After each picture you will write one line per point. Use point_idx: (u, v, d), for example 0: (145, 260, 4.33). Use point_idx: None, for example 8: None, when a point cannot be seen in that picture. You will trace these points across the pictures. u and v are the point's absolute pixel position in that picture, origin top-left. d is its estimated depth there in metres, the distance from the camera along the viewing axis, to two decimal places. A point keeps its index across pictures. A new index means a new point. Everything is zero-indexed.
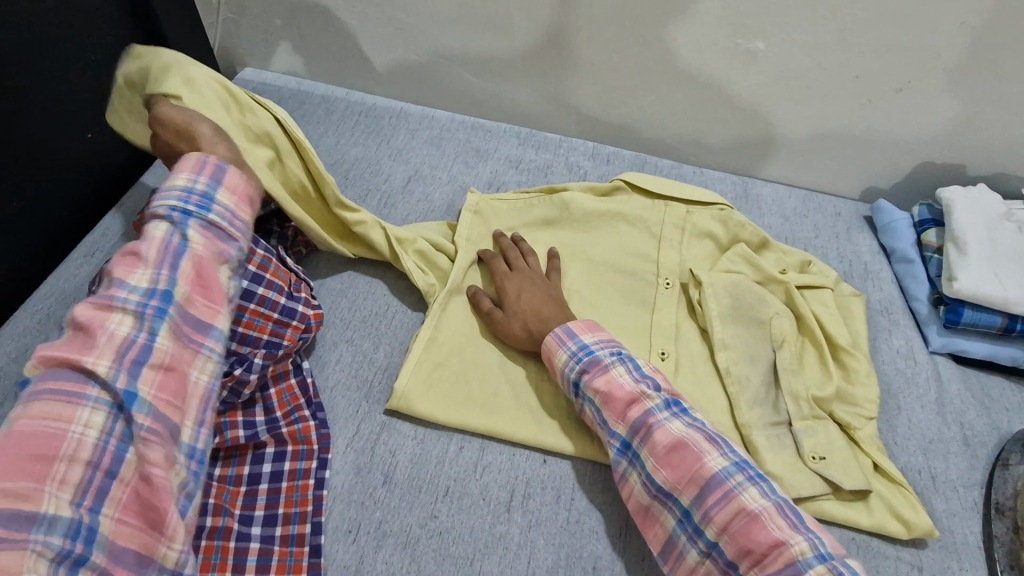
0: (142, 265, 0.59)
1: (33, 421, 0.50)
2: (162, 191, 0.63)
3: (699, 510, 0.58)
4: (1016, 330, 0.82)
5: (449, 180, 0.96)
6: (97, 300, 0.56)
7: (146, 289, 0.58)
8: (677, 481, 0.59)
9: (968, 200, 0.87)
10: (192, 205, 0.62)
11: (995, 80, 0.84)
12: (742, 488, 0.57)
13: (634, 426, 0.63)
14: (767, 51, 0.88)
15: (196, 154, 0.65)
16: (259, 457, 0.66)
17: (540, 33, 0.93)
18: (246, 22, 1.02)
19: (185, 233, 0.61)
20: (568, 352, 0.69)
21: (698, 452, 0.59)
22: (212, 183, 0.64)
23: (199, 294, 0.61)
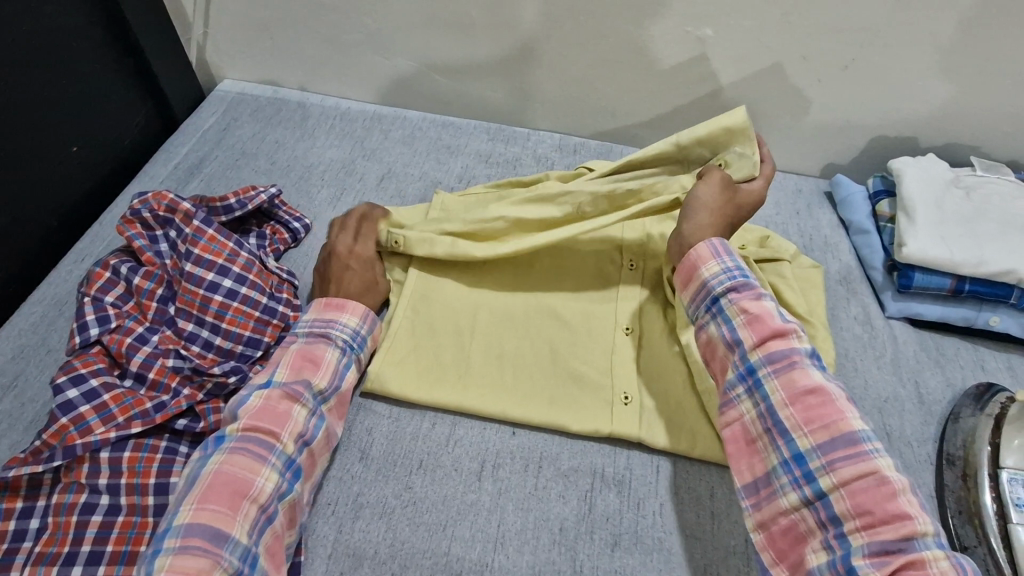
0: (318, 373, 0.67)
1: (232, 469, 0.57)
2: (346, 324, 0.72)
3: (821, 457, 0.56)
4: (965, 291, 0.85)
5: (420, 176, 1.01)
6: (289, 391, 0.64)
7: (314, 395, 0.66)
8: (806, 422, 0.57)
9: (916, 169, 0.90)
10: (356, 344, 0.72)
11: (931, 54, 0.89)
12: (879, 454, 0.54)
13: (775, 356, 0.61)
14: (716, 37, 0.92)
15: (360, 303, 0.74)
16: None
17: (499, 30, 0.97)
18: (222, 37, 1.06)
19: (348, 359, 0.71)
20: (719, 266, 0.68)
21: (839, 406, 0.57)
22: (370, 333, 0.74)
23: (338, 409, 0.69)
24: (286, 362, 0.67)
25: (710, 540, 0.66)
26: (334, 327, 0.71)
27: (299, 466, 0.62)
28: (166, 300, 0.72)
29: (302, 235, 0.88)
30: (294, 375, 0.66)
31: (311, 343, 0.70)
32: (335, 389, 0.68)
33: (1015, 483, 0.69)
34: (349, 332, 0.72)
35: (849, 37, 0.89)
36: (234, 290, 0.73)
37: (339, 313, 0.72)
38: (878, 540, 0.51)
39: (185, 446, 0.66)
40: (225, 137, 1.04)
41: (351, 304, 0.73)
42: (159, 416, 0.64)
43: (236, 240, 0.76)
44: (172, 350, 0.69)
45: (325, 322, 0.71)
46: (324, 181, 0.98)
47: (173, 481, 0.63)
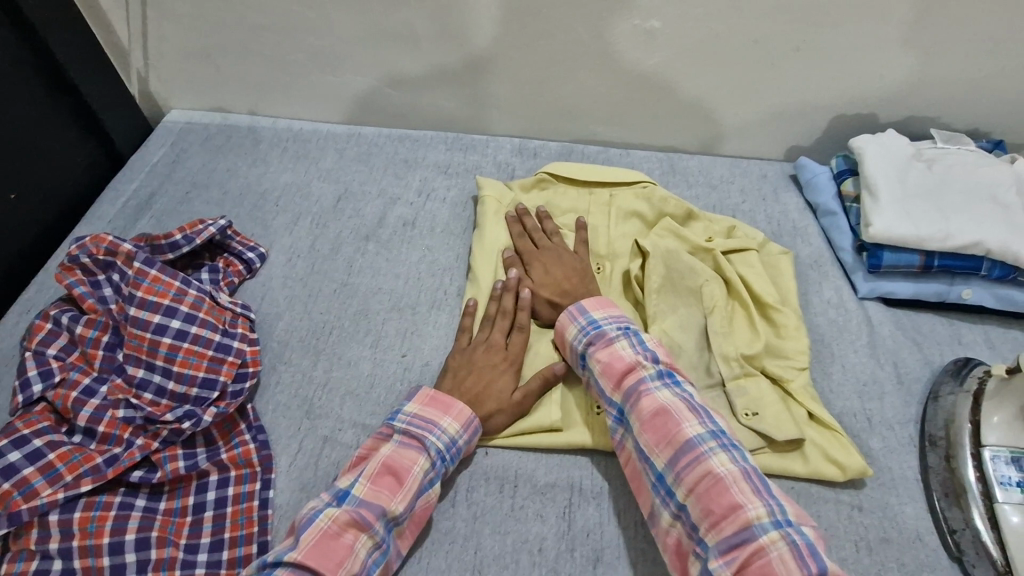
0: (396, 495, 0.60)
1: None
2: (445, 431, 0.65)
3: (672, 472, 0.60)
4: (935, 267, 0.83)
5: (378, 193, 0.98)
6: (358, 518, 0.58)
7: (387, 521, 0.59)
8: (656, 443, 0.61)
9: (876, 146, 0.89)
10: (445, 457, 0.64)
11: (883, 27, 0.88)
12: (712, 452, 0.59)
13: (627, 392, 0.65)
14: (664, 28, 0.90)
15: (467, 407, 0.67)
16: (203, 486, 0.66)
17: (443, 37, 0.94)
18: (162, 66, 1.03)
19: (433, 479, 0.63)
20: (579, 327, 0.73)
21: (677, 419, 0.62)
22: (466, 443, 0.66)
23: (410, 530, 0.62)
24: (369, 474, 0.61)
25: None
26: (432, 433, 0.64)
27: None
28: (113, 347, 0.69)
29: (257, 265, 0.86)
30: (373, 493, 0.60)
31: (403, 448, 0.63)
32: (409, 512, 0.61)
33: (998, 461, 0.67)
34: (446, 440, 0.65)
35: (798, 18, 0.87)
36: (184, 330, 0.70)
37: (442, 415, 0.66)
38: (724, 537, 0.55)
39: (142, 499, 0.63)
40: (175, 169, 1.01)
41: (457, 408, 0.66)
42: (110, 471, 0.62)
43: (183, 278, 0.72)
44: (122, 400, 0.66)
45: (425, 424, 0.65)
46: (279, 207, 0.95)
47: (128, 538, 0.59)
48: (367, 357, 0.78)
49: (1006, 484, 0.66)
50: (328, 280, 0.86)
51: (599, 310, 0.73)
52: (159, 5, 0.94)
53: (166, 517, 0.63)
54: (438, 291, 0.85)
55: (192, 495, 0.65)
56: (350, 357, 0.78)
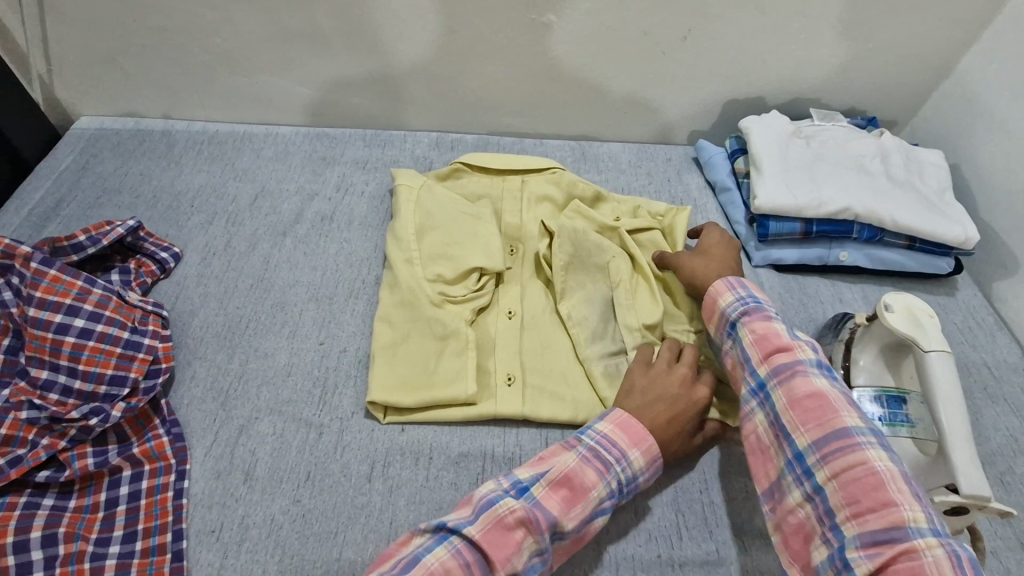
0: (568, 510, 0.60)
1: None
2: (631, 464, 0.64)
3: (816, 455, 0.58)
4: (815, 233, 0.91)
5: (296, 191, 0.99)
6: (529, 517, 0.57)
7: (552, 533, 0.59)
8: (803, 423, 0.60)
9: (761, 125, 0.97)
10: (618, 489, 0.63)
11: (757, 16, 0.95)
12: (872, 446, 0.57)
13: (777, 368, 0.64)
14: (560, 22, 0.95)
15: (655, 443, 0.66)
16: (115, 481, 0.66)
17: (350, 36, 0.97)
18: (66, 71, 1.02)
19: (606, 507, 0.62)
20: (733, 295, 0.72)
21: (836, 406, 0.60)
22: (640, 479, 0.64)
23: (565, 549, 0.61)
24: (551, 478, 0.61)
25: None
26: (615, 463, 0.63)
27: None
28: (16, 351, 0.69)
29: (171, 265, 0.86)
30: (553, 501, 0.60)
31: (587, 464, 0.62)
32: (575, 532, 0.60)
33: (863, 399, 0.73)
34: (628, 474, 0.64)
35: (681, 8, 0.94)
36: (89, 329, 0.70)
37: (631, 446, 0.64)
38: (869, 530, 0.53)
39: (50, 498, 0.63)
40: (84, 176, 0.99)
41: (647, 443, 0.65)
42: (14, 472, 0.62)
43: (87, 277, 0.72)
44: (25, 401, 0.66)
45: (617, 447, 0.64)
46: (194, 208, 0.96)
47: (34, 536, 0.59)
48: (284, 347, 0.79)
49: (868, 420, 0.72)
50: (244, 276, 0.87)
51: (754, 288, 0.73)
52: (55, 10, 0.93)
53: (75, 514, 0.63)
54: (355, 280, 0.88)
55: (104, 491, 0.65)
56: (267, 348, 0.79)
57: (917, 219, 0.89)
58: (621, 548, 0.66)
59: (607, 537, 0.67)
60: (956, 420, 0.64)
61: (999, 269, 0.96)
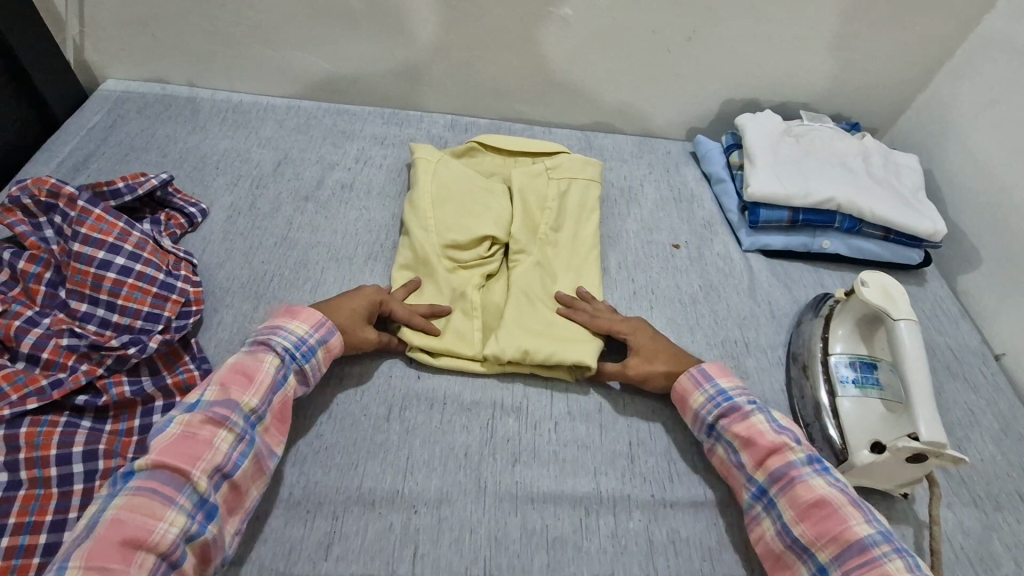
0: (249, 389, 0.64)
1: (132, 515, 0.54)
2: (291, 332, 0.69)
3: (840, 570, 0.61)
4: (801, 221, 0.99)
5: (318, 160, 1.04)
6: (211, 415, 0.61)
7: (245, 415, 0.63)
8: (817, 537, 0.63)
9: (756, 123, 1.05)
10: (299, 355, 0.69)
11: (757, 22, 1.03)
12: (888, 558, 0.59)
13: (774, 475, 0.67)
14: (576, 16, 1.02)
15: (316, 310, 0.73)
16: (149, 410, 0.70)
17: (377, 17, 1.02)
18: (99, 33, 1.05)
19: (286, 375, 0.68)
20: (706, 394, 0.74)
21: (842, 514, 0.63)
22: (320, 340, 0.71)
23: (275, 427, 0.66)
24: (217, 379, 0.64)
25: (598, 447, 0.75)
26: (277, 334, 0.69)
27: (215, 503, 0.59)
28: (55, 285, 0.73)
29: (198, 220, 0.90)
30: (222, 394, 0.63)
31: (249, 355, 0.67)
32: (266, 405, 0.65)
33: (840, 364, 0.81)
34: (294, 339, 0.69)
35: (688, 11, 1.01)
36: (128, 268, 0.74)
37: (288, 320, 0.70)
38: None
39: (87, 421, 0.67)
40: (112, 134, 1.03)
41: (303, 313, 0.71)
42: (56, 393, 0.65)
43: (127, 221, 0.76)
44: (65, 330, 0.70)
45: (271, 329, 0.70)
46: (219, 170, 1.00)
47: (76, 451, 0.63)
48: (307, 300, 0.84)
49: (845, 382, 0.79)
50: (268, 235, 0.91)
51: (724, 377, 0.75)
52: None
53: (112, 436, 0.67)
54: (374, 244, 0.93)
55: (138, 418, 0.69)
56: (290, 301, 0.84)
57: (893, 212, 0.97)
58: (619, 489, 0.72)
59: (606, 479, 0.73)
60: (918, 378, 0.71)
61: (964, 263, 1.05)
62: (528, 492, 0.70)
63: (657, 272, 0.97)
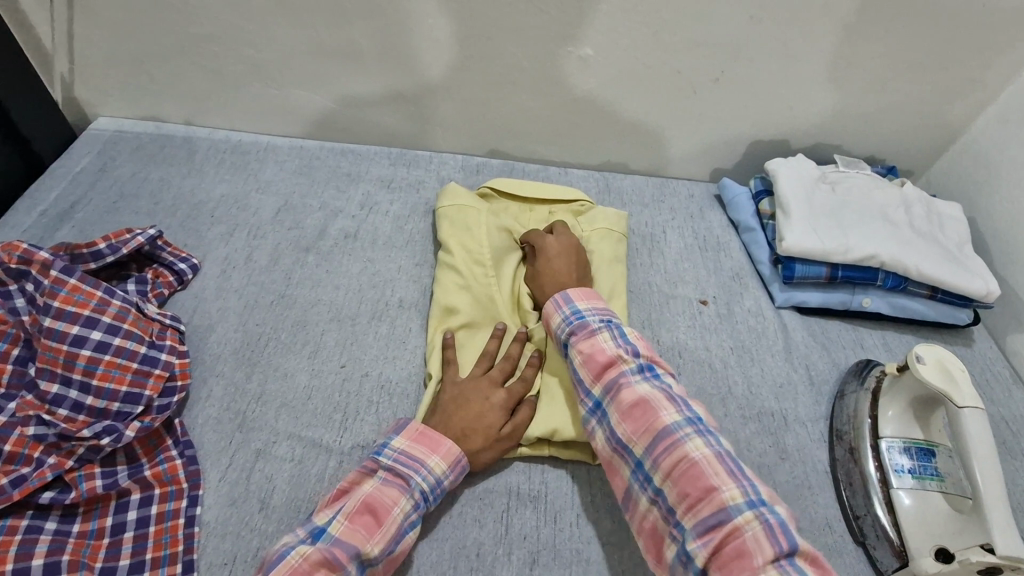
0: (375, 537, 0.57)
1: None
2: (433, 471, 0.63)
3: (648, 459, 0.60)
4: (840, 277, 0.91)
5: (319, 206, 0.97)
6: (331, 561, 0.54)
7: (361, 564, 0.56)
8: (634, 433, 0.62)
9: (789, 169, 0.98)
10: (429, 499, 0.62)
11: (790, 62, 0.97)
12: (688, 437, 0.58)
13: (608, 385, 0.66)
14: (596, 56, 0.95)
15: (457, 445, 0.65)
16: (123, 505, 0.63)
17: (385, 56, 0.96)
18: (90, 71, 0.99)
19: (414, 519, 0.61)
20: (563, 317, 0.73)
21: (656, 407, 0.61)
22: (452, 485, 0.64)
23: (382, 574, 0.59)
24: (349, 513, 0.58)
25: (626, 545, 0.67)
26: (419, 472, 0.62)
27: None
28: (24, 361, 0.66)
29: (189, 277, 0.84)
30: (351, 534, 0.57)
31: (385, 487, 0.61)
32: (387, 555, 0.58)
33: (893, 450, 0.73)
34: (432, 480, 0.63)
35: (717, 51, 0.95)
36: (106, 342, 0.67)
37: (430, 454, 0.63)
38: (701, 519, 0.54)
39: (53, 521, 0.60)
40: (101, 178, 0.97)
41: (447, 447, 0.64)
42: (17, 493, 0.58)
43: (106, 287, 0.70)
44: (33, 416, 0.62)
45: (411, 461, 0.63)
46: (214, 218, 0.93)
47: (35, 564, 0.55)
48: (304, 368, 0.76)
49: (899, 471, 0.72)
50: (264, 291, 0.84)
51: (584, 301, 0.73)
52: (88, 12, 0.92)
53: (80, 539, 0.60)
54: (378, 302, 0.85)
55: (111, 516, 0.62)
56: (286, 368, 0.76)
57: (940, 271, 0.90)
58: None
59: None
60: (991, 480, 0.64)
61: (1014, 322, 0.97)
62: None
63: (684, 330, 0.89)
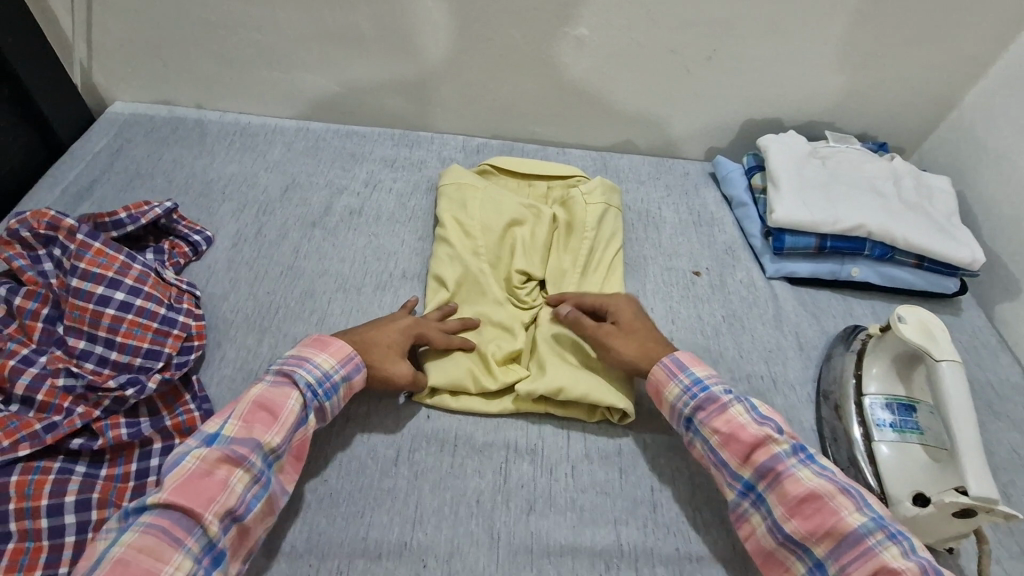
0: (273, 429, 0.61)
1: (139, 555, 0.51)
2: (319, 366, 0.66)
3: (835, 563, 0.59)
4: (828, 247, 0.94)
5: (326, 184, 1.01)
6: (231, 454, 0.58)
7: (265, 455, 0.60)
8: (810, 533, 0.60)
9: (780, 144, 1.01)
10: (325, 391, 0.66)
11: (781, 40, 0.99)
12: (883, 546, 0.57)
13: (760, 471, 0.63)
14: (591, 36, 0.99)
15: (346, 343, 0.69)
16: (146, 453, 0.67)
17: (387, 38, 1.00)
18: (106, 56, 1.04)
19: (308, 412, 0.65)
20: (679, 385, 0.71)
21: (835, 506, 0.60)
22: (347, 376, 0.68)
23: (290, 464, 0.63)
24: (241, 414, 0.61)
25: (618, 494, 0.71)
26: (303, 367, 0.65)
27: (222, 547, 0.56)
28: (53, 320, 0.70)
29: (203, 248, 0.88)
30: (245, 431, 0.60)
31: (275, 388, 0.64)
32: (287, 445, 0.62)
33: (875, 406, 0.76)
34: (319, 374, 0.66)
35: (709, 29, 0.98)
36: (127, 303, 0.72)
37: (317, 352, 0.67)
38: None
39: (83, 465, 0.64)
40: (118, 159, 1.01)
41: (335, 345, 0.68)
42: (49, 437, 0.62)
43: (127, 253, 0.74)
44: (62, 369, 0.67)
45: (297, 360, 0.66)
46: (225, 195, 0.97)
47: (68, 500, 0.61)
48: (313, 332, 0.81)
49: (881, 426, 0.75)
50: (274, 263, 0.88)
51: (696, 366, 0.71)
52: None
53: (107, 482, 0.64)
54: (383, 273, 0.89)
55: (135, 462, 0.66)
56: (295, 333, 0.80)
57: (927, 240, 0.92)
58: (642, 541, 0.68)
59: (627, 529, 0.68)
60: (967, 427, 0.66)
61: (1002, 292, 1.00)
62: (544, 544, 0.66)
63: (677, 300, 0.92)
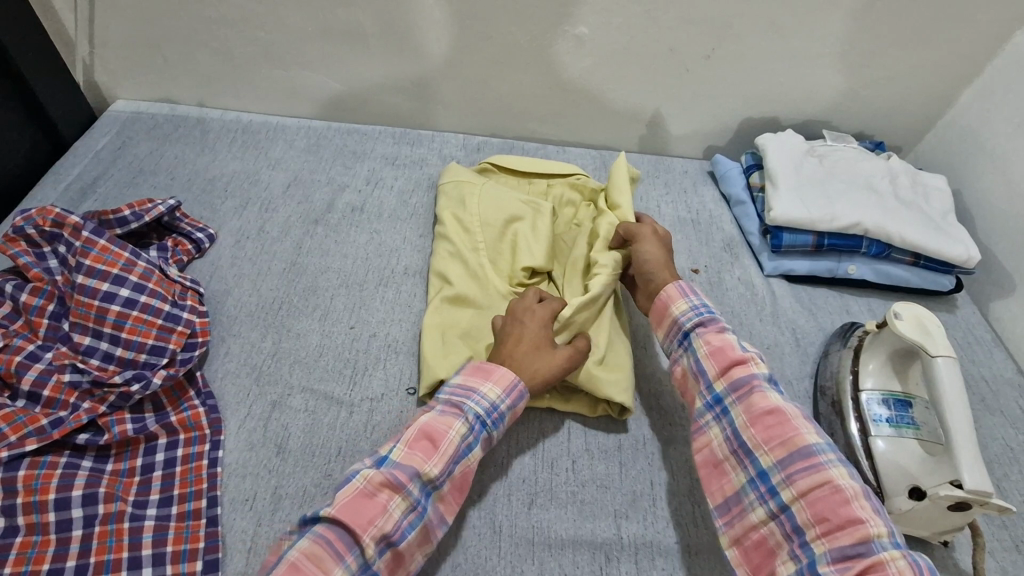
0: (434, 458, 0.60)
1: (306, 562, 0.52)
2: (485, 396, 0.65)
3: (781, 472, 0.60)
4: (825, 245, 0.95)
5: (327, 182, 1.02)
6: (393, 481, 0.58)
7: (424, 485, 0.59)
8: (765, 441, 0.62)
9: (778, 143, 1.02)
10: (489, 421, 0.64)
11: (779, 40, 1.00)
12: (832, 463, 0.58)
13: (734, 383, 0.66)
14: (591, 35, 0.99)
15: (509, 371, 0.67)
16: (151, 448, 0.68)
17: (389, 36, 1.00)
18: (108, 54, 1.04)
19: (473, 443, 0.63)
20: (688, 304, 0.73)
21: (794, 423, 0.62)
22: (510, 406, 0.66)
23: (451, 496, 0.63)
24: (406, 439, 0.61)
25: (618, 488, 0.72)
26: (471, 397, 0.65)
27: (376, 570, 0.56)
28: (59, 317, 0.71)
29: (205, 245, 0.89)
30: (409, 456, 0.60)
31: (441, 415, 0.63)
32: (446, 476, 0.61)
33: (872, 402, 0.77)
34: (486, 404, 0.65)
35: (708, 29, 0.98)
36: (132, 299, 0.72)
37: (483, 381, 0.66)
38: (837, 546, 0.54)
39: (89, 460, 0.65)
40: (120, 156, 1.02)
41: (498, 373, 0.67)
42: (56, 432, 0.63)
43: (132, 250, 0.75)
44: (68, 365, 0.68)
45: (466, 388, 0.65)
46: (227, 193, 0.98)
47: (75, 494, 0.61)
48: (316, 329, 0.81)
49: (878, 421, 0.75)
50: (276, 260, 0.89)
51: (709, 297, 0.74)
52: None
53: (114, 476, 0.65)
54: (384, 270, 0.90)
55: (141, 457, 0.67)
56: (298, 329, 0.81)
57: (922, 237, 0.93)
58: (642, 535, 0.68)
59: (627, 522, 0.69)
60: (961, 423, 0.67)
61: (996, 288, 1.01)
62: (546, 537, 0.67)
63: None
